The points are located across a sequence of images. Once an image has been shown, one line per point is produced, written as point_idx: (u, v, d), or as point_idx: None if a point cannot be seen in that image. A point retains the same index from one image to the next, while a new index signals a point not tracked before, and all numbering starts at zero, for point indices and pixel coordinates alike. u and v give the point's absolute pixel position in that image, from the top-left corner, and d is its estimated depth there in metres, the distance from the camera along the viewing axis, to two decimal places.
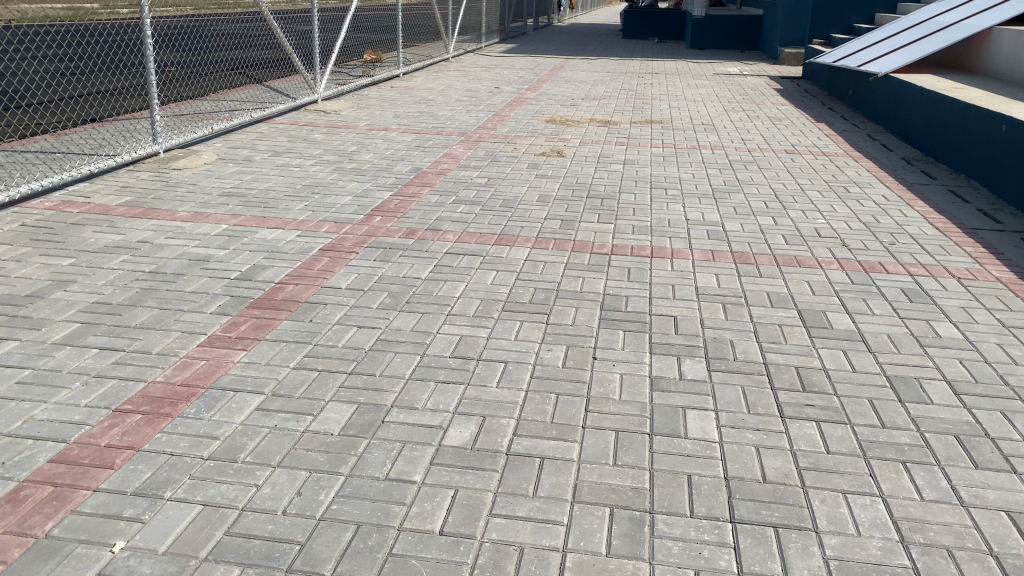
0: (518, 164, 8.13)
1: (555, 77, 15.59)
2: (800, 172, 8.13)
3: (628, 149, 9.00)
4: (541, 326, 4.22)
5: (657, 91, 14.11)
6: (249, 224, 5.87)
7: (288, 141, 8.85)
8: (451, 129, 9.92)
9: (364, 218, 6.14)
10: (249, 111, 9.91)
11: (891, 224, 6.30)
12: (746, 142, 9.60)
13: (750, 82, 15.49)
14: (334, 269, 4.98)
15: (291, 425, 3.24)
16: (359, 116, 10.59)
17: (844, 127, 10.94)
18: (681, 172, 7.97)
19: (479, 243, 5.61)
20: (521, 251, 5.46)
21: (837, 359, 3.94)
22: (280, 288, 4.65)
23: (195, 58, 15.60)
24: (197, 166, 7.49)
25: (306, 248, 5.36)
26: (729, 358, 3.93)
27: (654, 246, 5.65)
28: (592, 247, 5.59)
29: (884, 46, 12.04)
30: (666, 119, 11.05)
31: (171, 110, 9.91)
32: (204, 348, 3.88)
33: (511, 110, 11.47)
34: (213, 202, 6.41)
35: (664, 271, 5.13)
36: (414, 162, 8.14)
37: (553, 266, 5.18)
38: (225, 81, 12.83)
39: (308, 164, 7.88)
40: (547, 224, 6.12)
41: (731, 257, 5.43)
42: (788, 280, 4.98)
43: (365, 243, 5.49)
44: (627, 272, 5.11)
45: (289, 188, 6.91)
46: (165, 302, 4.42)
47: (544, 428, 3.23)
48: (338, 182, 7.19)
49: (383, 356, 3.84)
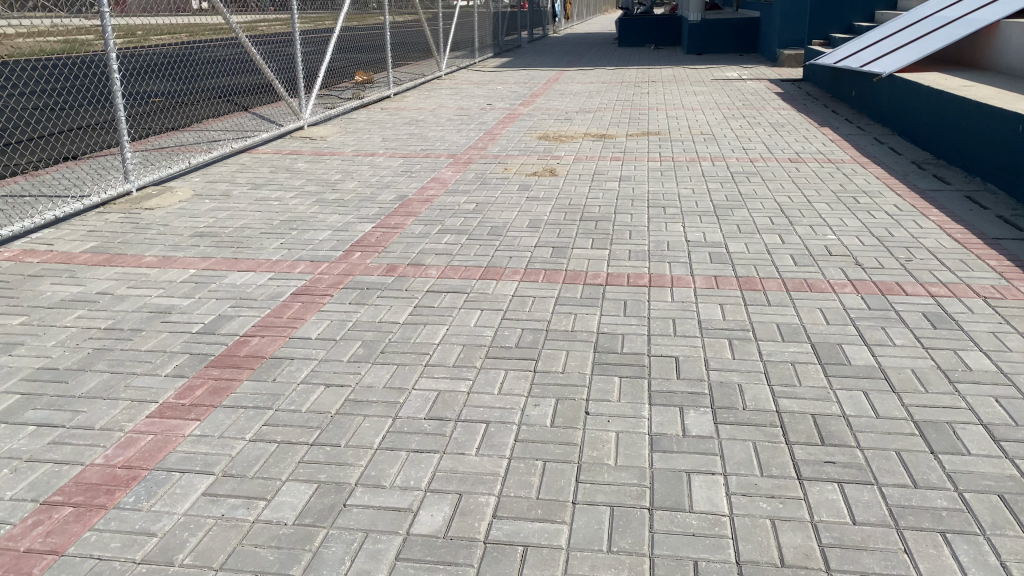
0: (508, 186, 7.76)
1: (549, 90, 15.25)
2: (806, 182, 7.72)
3: (624, 165, 8.61)
4: (527, 376, 3.82)
5: (654, 101, 13.73)
6: (219, 268, 5.50)
7: (270, 172, 8.50)
8: (440, 150, 9.56)
9: (342, 254, 5.76)
10: (231, 142, 9.58)
11: (906, 238, 5.89)
12: (747, 151, 9.21)
13: (749, 87, 15.10)
14: (305, 316, 4.61)
15: (240, 513, 2.85)
16: (345, 142, 10.25)
17: (849, 130, 10.54)
18: (680, 188, 7.57)
19: (464, 277, 5.22)
20: (509, 285, 5.07)
21: (857, 403, 3.53)
22: (245, 343, 4.27)
23: (182, 86, 15.34)
24: (171, 205, 7.14)
25: (277, 293, 4.98)
26: (738, 407, 3.52)
27: (652, 273, 5.24)
28: (585, 277, 5.19)
29: (887, 44, 11.64)
30: (663, 130, 10.67)
31: (150, 144, 9.58)
32: (153, 420, 3.49)
33: (503, 128, 11.11)
34: (184, 244, 6.05)
35: (663, 302, 4.73)
36: (399, 188, 7.77)
37: (543, 302, 4.78)
38: (210, 110, 12.52)
39: (289, 196, 7.53)
40: (537, 253, 5.73)
41: (735, 283, 5.02)
42: (799, 309, 4.58)
43: (341, 285, 5.11)
44: (623, 306, 4.70)
45: (265, 224, 6.55)
46: (116, 365, 4.03)
47: (528, 507, 2.83)
48: (318, 215, 6.83)
49: (351, 421, 3.44)
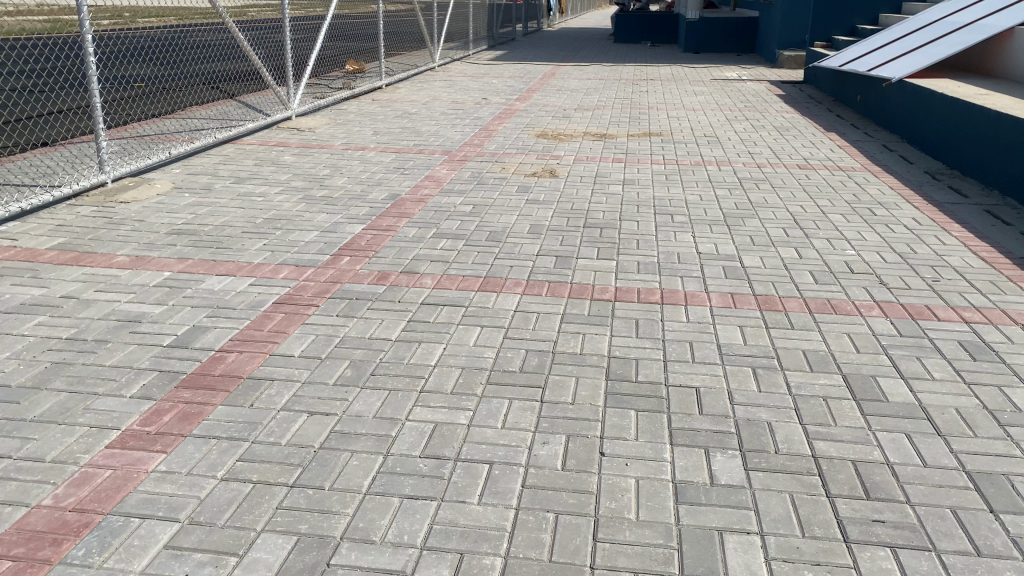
0: (507, 187, 7.38)
1: (546, 86, 14.87)
2: (818, 191, 7.38)
3: (627, 168, 8.24)
4: (533, 407, 3.44)
5: (653, 100, 13.37)
6: (196, 271, 5.09)
7: (255, 165, 8.07)
8: (434, 146, 9.15)
9: (329, 259, 5.36)
10: (215, 132, 9.14)
11: (929, 255, 5.56)
12: (754, 156, 8.86)
13: (750, 88, 14.76)
14: (287, 330, 4.21)
15: (207, 573, 2.47)
16: (335, 134, 9.82)
17: (857, 136, 10.22)
18: (687, 194, 7.22)
19: (462, 288, 4.84)
20: (510, 299, 4.69)
21: (901, 448, 3.18)
22: (220, 360, 3.87)
23: (167, 70, 14.85)
24: (148, 198, 6.71)
25: (258, 302, 4.58)
26: (769, 450, 3.16)
27: (664, 288, 4.88)
28: (592, 292, 4.82)
29: (896, 48, 11.32)
30: (665, 131, 10.31)
31: (130, 132, 9.12)
32: (113, 451, 3.09)
33: (499, 124, 10.70)
34: (159, 243, 5.62)
35: (677, 323, 4.36)
36: (391, 186, 7.37)
37: (549, 319, 4.40)
38: (195, 96, 12.05)
39: (274, 191, 7.11)
40: (539, 262, 5.35)
41: (754, 302, 4.67)
42: (825, 335, 4.23)
43: (328, 294, 4.72)
44: (636, 325, 4.33)
45: (248, 223, 6.13)
46: (75, 383, 3.62)
47: (540, 572, 2.46)
48: (305, 214, 6.42)
49: (337, 459, 3.06)
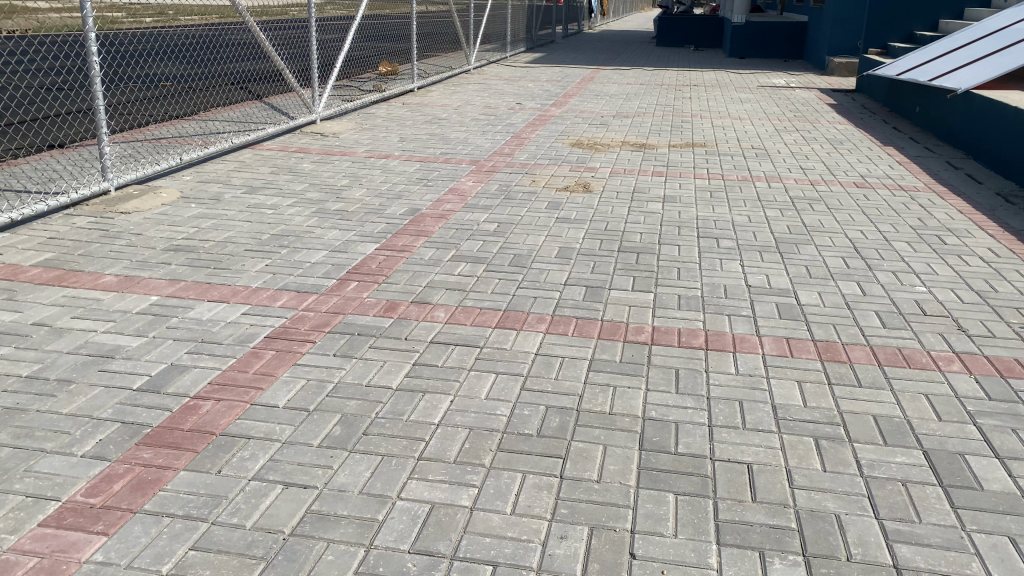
0: (536, 203, 6.81)
1: (583, 91, 14.27)
2: (879, 214, 6.71)
3: (668, 183, 7.64)
4: (552, 486, 2.88)
5: (696, 107, 12.70)
6: (187, 295, 4.61)
7: (270, 172, 7.62)
8: (461, 155, 8.63)
9: (335, 284, 4.84)
10: (234, 136, 8.72)
11: (1012, 295, 4.89)
12: (806, 172, 8.20)
13: (799, 96, 14.00)
14: (274, 373, 3.69)
15: None
16: (359, 140, 9.34)
17: (917, 152, 9.49)
18: (733, 214, 6.61)
19: (477, 324, 4.29)
20: (531, 338, 4.13)
21: (1006, 560, 2.56)
22: (192, 410, 3.36)
23: (198, 69, 14.58)
24: (150, 209, 6.27)
25: (247, 336, 4.07)
26: (839, 557, 2.56)
27: (708, 330, 4.27)
28: (626, 332, 4.24)
29: (960, 56, 10.54)
30: (709, 142, 9.68)
31: (147, 135, 8.74)
32: (45, 532, 2.59)
33: (532, 132, 10.14)
34: (153, 260, 5.16)
35: (723, 376, 3.76)
36: (413, 200, 6.86)
37: (574, 366, 3.83)
38: (220, 97, 11.67)
39: (287, 203, 6.64)
40: (567, 293, 4.78)
41: (813, 351, 4.07)
42: (900, 397, 3.60)
43: (326, 328, 4.19)
44: (676, 377, 3.74)
45: (252, 239, 5.65)
46: (22, 436, 3.13)
47: None
48: (317, 229, 5.93)
49: (310, 552, 2.53)
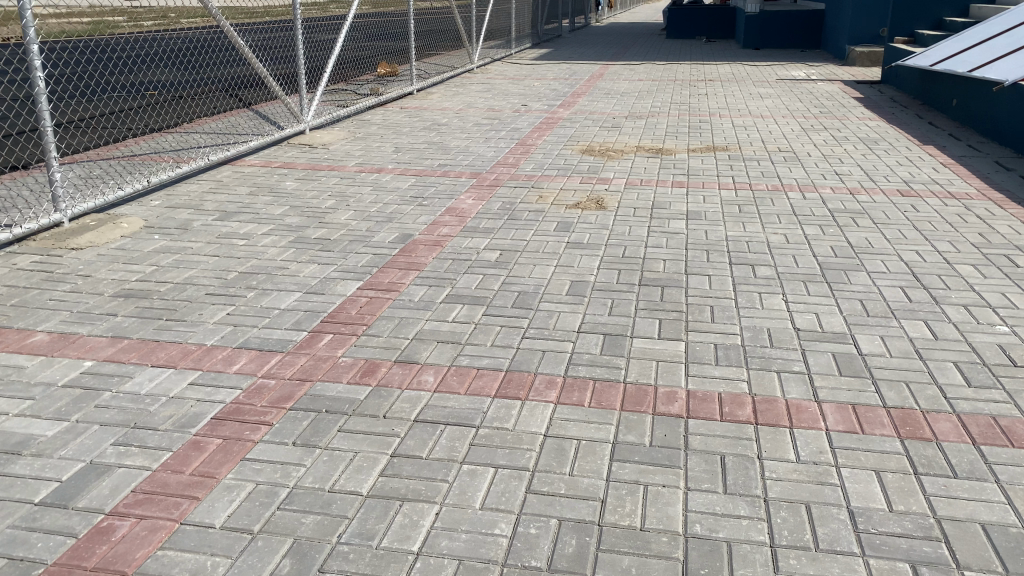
0: (543, 224, 6.04)
1: (592, 89, 13.47)
2: (933, 229, 5.92)
3: (690, 195, 6.85)
4: None
5: (714, 104, 11.89)
6: (127, 359, 3.86)
7: (248, 193, 6.88)
8: (460, 167, 7.87)
9: (304, 339, 4.07)
10: (214, 151, 8.00)
11: None
12: (842, 178, 7.41)
13: (823, 89, 13.15)
14: (216, 475, 2.94)
15: None
16: (350, 152, 8.59)
17: (961, 151, 8.65)
18: (768, 233, 5.82)
19: (473, 392, 3.52)
20: (539, 411, 3.36)
21: None
22: (103, 536, 2.62)
23: (189, 75, 13.93)
24: (107, 242, 5.54)
25: (191, 419, 3.31)
26: None
27: (756, 396, 3.49)
28: (654, 399, 3.46)
29: (1001, 44, 9.70)
30: (731, 145, 8.89)
31: (117, 152, 8.04)
32: None
33: (539, 138, 9.35)
34: (97, 310, 4.42)
35: (783, 466, 2.98)
36: (408, 222, 6.11)
37: (594, 452, 3.06)
38: (207, 106, 10.95)
39: (263, 230, 5.91)
40: (581, 344, 4.01)
41: (888, 424, 3.29)
42: (1015, 495, 2.81)
43: (286, 405, 3.42)
44: (722, 469, 2.97)
45: (216, 279, 4.91)
46: None
47: None
48: (293, 264, 5.17)
49: None
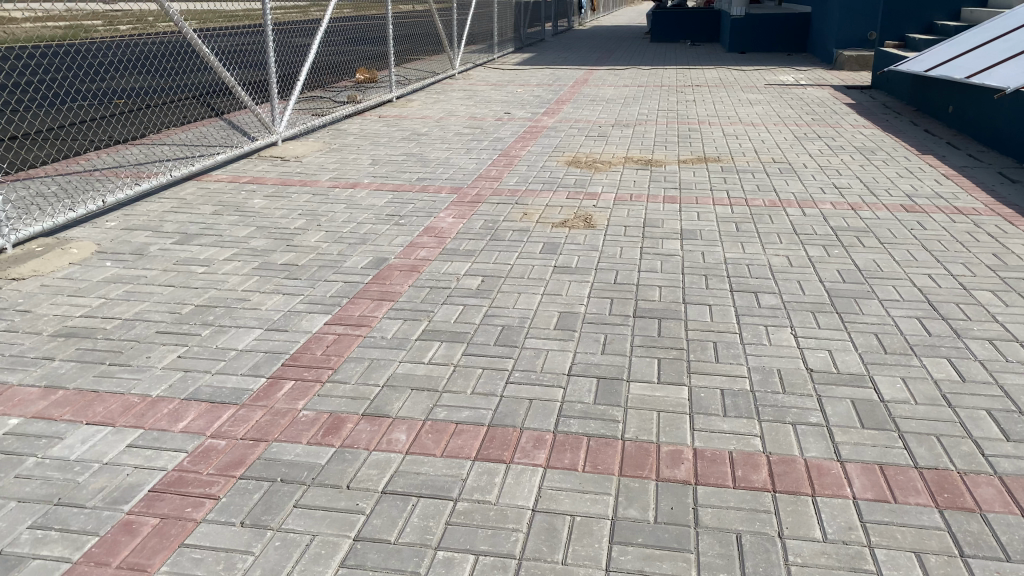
0: (529, 245, 5.63)
1: (578, 95, 13.10)
2: (943, 248, 5.55)
3: (683, 212, 6.46)
4: None
5: (702, 111, 11.53)
6: (59, 415, 3.40)
7: (212, 212, 6.42)
8: (440, 181, 7.43)
9: (262, 389, 3.62)
10: (178, 166, 7.54)
11: None
12: (841, 192, 7.04)
13: (813, 95, 12.82)
14: (147, 568, 2.50)
15: None
16: (324, 165, 8.14)
17: (962, 161, 8.32)
18: (768, 255, 5.42)
19: (451, 454, 3.09)
20: (526, 479, 2.93)
21: None
22: None
23: (160, 81, 13.45)
24: (52, 271, 5.08)
25: (126, 494, 2.86)
26: None
27: (773, 457, 3.08)
28: (656, 462, 3.04)
29: (999, 49, 9.38)
30: (723, 156, 8.52)
31: (72, 167, 7.55)
32: None
33: (523, 148, 8.94)
34: (32, 354, 3.96)
35: (810, 548, 2.58)
36: (384, 244, 5.67)
37: (590, 533, 2.64)
38: (175, 115, 10.48)
39: (225, 255, 5.45)
40: (572, 391, 3.59)
41: (923, 490, 2.89)
42: None
43: (234, 475, 2.96)
44: (740, 553, 2.55)
45: (169, 314, 4.45)
46: None
47: None
48: (255, 296, 4.72)
49: None
